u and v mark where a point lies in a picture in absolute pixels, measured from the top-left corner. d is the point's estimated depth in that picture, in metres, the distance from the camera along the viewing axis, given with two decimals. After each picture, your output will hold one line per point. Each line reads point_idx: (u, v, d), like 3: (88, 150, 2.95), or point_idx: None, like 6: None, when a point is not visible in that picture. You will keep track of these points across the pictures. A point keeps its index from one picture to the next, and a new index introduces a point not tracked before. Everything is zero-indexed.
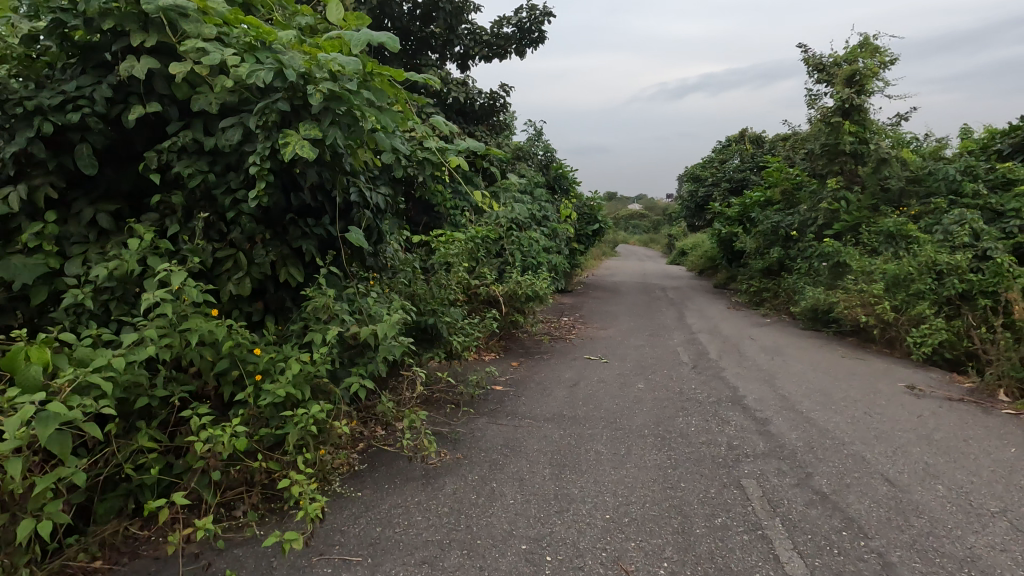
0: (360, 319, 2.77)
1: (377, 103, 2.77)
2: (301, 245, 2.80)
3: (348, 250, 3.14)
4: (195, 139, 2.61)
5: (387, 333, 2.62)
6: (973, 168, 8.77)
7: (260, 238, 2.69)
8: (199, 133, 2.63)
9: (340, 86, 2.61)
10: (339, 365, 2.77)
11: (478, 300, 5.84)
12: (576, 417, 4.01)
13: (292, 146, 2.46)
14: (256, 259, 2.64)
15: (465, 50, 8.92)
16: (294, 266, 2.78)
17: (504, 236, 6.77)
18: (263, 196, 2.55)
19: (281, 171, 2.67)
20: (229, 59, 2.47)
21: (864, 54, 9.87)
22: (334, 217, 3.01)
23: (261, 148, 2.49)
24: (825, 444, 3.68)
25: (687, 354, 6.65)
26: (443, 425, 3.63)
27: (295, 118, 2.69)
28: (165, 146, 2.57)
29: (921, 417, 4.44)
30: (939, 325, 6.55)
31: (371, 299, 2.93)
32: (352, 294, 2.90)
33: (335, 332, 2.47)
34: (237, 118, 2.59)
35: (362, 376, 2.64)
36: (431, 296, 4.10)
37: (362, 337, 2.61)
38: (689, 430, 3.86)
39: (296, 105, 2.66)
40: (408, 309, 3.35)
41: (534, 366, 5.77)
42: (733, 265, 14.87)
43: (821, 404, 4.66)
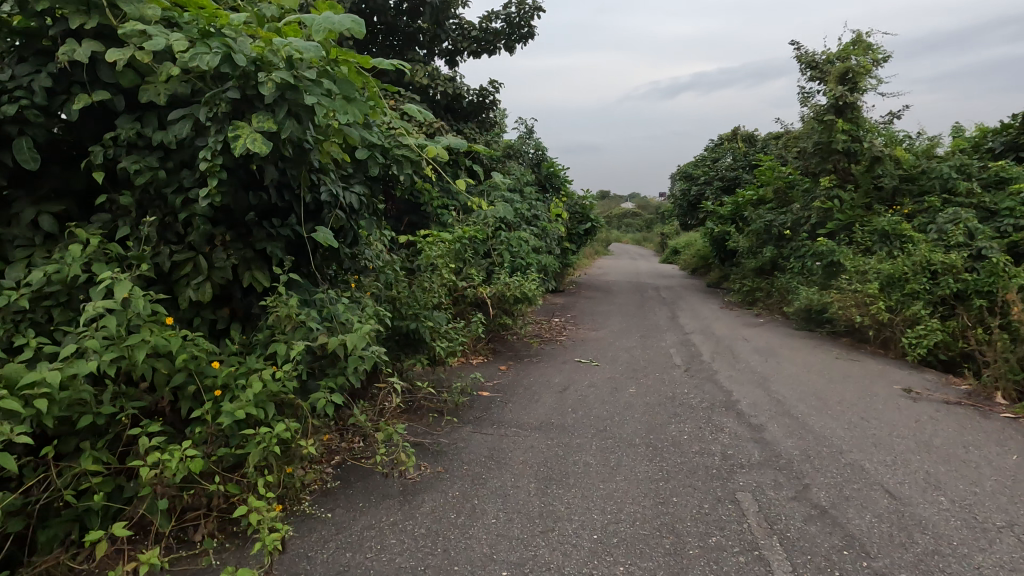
0: (330, 328, 2.60)
1: (341, 93, 2.59)
2: (266, 247, 2.63)
3: (319, 252, 2.96)
4: (141, 132, 2.44)
5: (357, 345, 2.43)
6: (967, 167, 8.69)
7: (220, 240, 2.50)
8: (147, 126, 2.45)
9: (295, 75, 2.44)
10: (309, 376, 2.60)
11: (465, 302, 5.68)
12: (565, 425, 3.86)
13: (242, 140, 2.28)
14: (216, 263, 2.46)
15: (453, 45, 8.73)
16: (259, 270, 2.60)
17: (492, 237, 6.61)
18: (217, 194, 2.37)
19: (238, 167, 2.48)
20: (173, 43, 2.32)
21: (857, 52, 9.77)
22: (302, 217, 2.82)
23: (211, 143, 2.32)
24: (822, 452, 3.54)
25: (679, 355, 6.51)
26: (425, 435, 3.46)
27: (248, 108, 2.49)
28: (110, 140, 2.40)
29: (919, 421, 4.32)
30: (934, 326, 6.46)
31: (343, 305, 2.75)
32: (322, 299, 2.72)
33: (300, 344, 2.29)
34: (187, 110, 2.41)
35: (332, 390, 2.46)
36: (414, 300, 3.93)
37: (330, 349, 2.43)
38: (682, 439, 3.71)
39: (249, 95, 2.46)
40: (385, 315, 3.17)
41: (523, 369, 5.61)
42: (726, 264, 14.78)
43: (817, 409, 4.53)
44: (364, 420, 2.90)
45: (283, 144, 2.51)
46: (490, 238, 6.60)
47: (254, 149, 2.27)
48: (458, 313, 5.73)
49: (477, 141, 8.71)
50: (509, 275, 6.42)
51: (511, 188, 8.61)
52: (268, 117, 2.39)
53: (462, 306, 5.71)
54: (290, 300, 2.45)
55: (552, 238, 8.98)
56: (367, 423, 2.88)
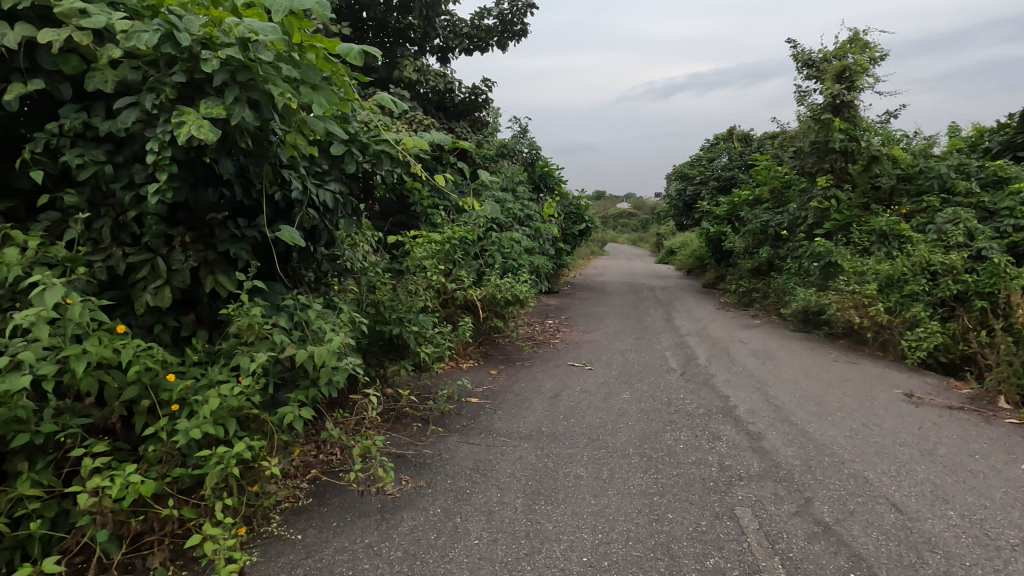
0: (300, 336, 2.44)
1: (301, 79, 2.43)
2: (230, 249, 2.47)
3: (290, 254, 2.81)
4: (87, 123, 2.28)
5: (327, 358, 2.26)
6: (966, 166, 8.59)
7: (178, 241, 2.35)
8: (94, 116, 2.29)
9: (249, 56, 2.28)
10: (279, 389, 2.44)
11: (454, 305, 5.51)
12: (555, 435, 3.70)
13: (186, 127, 2.12)
14: (175, 265, 2.30)
15: (444, 42, 8.56)
16: (222, 274, 2.44)
17: (483, 237, 6.44)
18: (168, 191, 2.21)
19: (190, 161, 2.34)
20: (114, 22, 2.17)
21: (854, 50, 9.66)
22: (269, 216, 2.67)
23: (159, 132, 2.17)
24: (823, 463, 3.40)
25: (675, 359, 6.36)
26: (407, 447, 3.29)
27: (198, 94, 2.36)
28: (52, 130, 2.24)
29: (921, 428, 4.18)
30: (934, 328, 6.33)
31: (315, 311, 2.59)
32: (291, 305, 2.57)
33: (264, 356, 2.12)
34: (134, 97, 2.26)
35: (301, 405, 2.30)
36: (396, 303, 3.76)
37: (298, 362, 2.25)
38: (677, 448, 3.56)
39: (197, 79, 2.33)
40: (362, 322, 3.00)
41: (515, 374, 5.45)
42: (722, 264, 14.66)
43: (816, 415, 4.39)
44: (339, 432, 2.74)
45: (238, 133, 2.36)
46: (481, 239, 6.44)
47: (201, 137, 2.11)
48: (447, 316, 5.57)
49: (469, 140, 8.55)
50: (501, 276, 6.26)
51: (504, 187, 8.45)
52: (218, 103, 2.24)
53: (450, 309, 5.55)
54: (255, 308, 2.28)
55: (546, 239, 8.82)
56: (343, 436, 2.72)
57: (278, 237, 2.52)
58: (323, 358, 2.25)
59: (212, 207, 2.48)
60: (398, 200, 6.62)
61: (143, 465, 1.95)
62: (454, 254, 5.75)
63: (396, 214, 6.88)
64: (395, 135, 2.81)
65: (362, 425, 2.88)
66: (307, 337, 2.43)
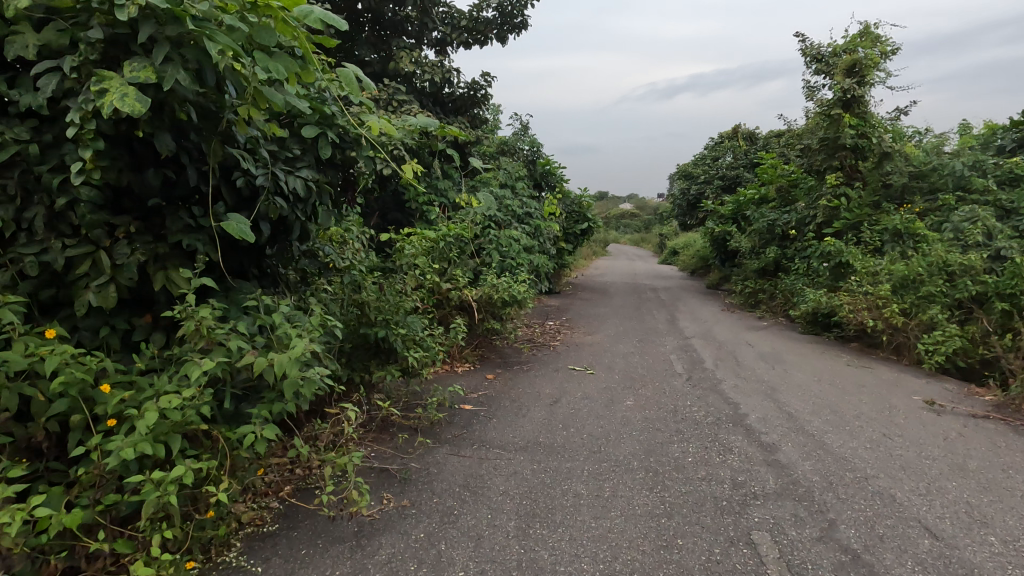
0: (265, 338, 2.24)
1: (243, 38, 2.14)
2: (182, 241, 2.29)
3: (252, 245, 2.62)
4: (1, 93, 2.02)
5: (289, 369, 1.99)
6: (982, 163, 8.30)
7: (122, 231, 2.16)
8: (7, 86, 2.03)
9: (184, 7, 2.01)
10: (241, 400, 2.20)
11: (449, 306, 5.25)
12: (553, 446, 3.43)
13: (110, 98, 1.91)
14: (118, 258, 2.11)
15: (442, 35, 8.30)
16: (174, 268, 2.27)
17: (480, 235, 6.18)
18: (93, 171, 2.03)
19: (119, 137, 2.14)
20: None
21: (865, 44, 9.38)
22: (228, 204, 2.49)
23: (80, 102, 1.96)
24: (845, 479, 3.12)
25: (680, 362, 6.08)
26: (392, 460, 3.03)
27: (123, 55, 2.14)
28: None
29: (947, 438, 3.90)
30: (953, 331, 6.05)
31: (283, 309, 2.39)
32: (250, 305, 2.37)
33: (213, 365, 1.85)
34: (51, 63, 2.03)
35: (264, 420, 2.06)
36: (382, 304, 3.51)
37: (256, 372, 1.98)
38: (685, 462, 3.29)
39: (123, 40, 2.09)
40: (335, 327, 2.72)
41: (512, 379, 5.18)
42: (727, 265, 14.37)
43: (833, 424, 4.11)
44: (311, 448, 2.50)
45: (175, 101, 2.12)
46: (478, 236, 6.17)
47: (127, 109, 1.91)
48: (441, 317, 5.32)
49: (468, 135, 8.28)
50: (499, 275, 5.99)
51: (503, 184, 8.19)
52: (146, 65, 2.01)
53: (445, 310, 5.29)
54: (204, 308, 2.04)
55: (546, 238, 8.54)
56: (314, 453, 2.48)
57: (225, 228, 2.26)
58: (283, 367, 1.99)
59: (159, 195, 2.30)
60: (392, 196, 6.39)
61: (74, 490, 1.73)
62: (449, 253, 5.50)
63: (390, 210, 6.63)
64: (372, 115, 2.55)
65: (339, 437, 2.66)
66: (271, 338, 2.22)
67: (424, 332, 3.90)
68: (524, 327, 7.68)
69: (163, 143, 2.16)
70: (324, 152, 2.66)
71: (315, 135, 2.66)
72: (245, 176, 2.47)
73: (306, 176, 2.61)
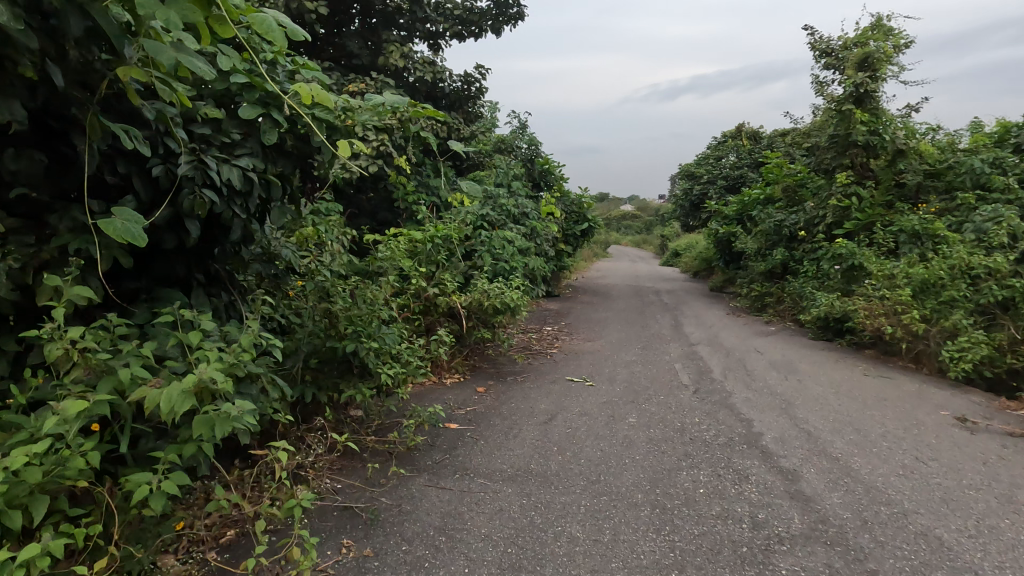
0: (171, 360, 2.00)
1: None
2: (67, 244, 1.99)
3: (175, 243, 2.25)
4: None
5: (178, 408, 1.72)
6: (1002, 161, 7.90)
7: None
8: None
9: None
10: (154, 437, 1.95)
11: (436, 312, 4.87)
12: (546, 474, 3.04)
13: None
14: None
15: (434, 26, 7.91)
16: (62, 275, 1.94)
17: (471, 236, 5.75)
18: None
19: None
20: None
21: (877, 36, 8.99)
22: (147, 204, 2.20)
23: None
24: (880, 516, 2.71)
25: (686, 373, 5.67)
26: (359, 496, 2.63)
27: None
28: None
29: (988, 463, 3.50)
30: (978, 338, 5.65)
31: (203, 324, 2.07)
32: (164, 328, 2.07)
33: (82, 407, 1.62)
34: None
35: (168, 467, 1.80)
36: (351, 316, 3.11)
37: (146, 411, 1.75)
38: (696, 494, 2.89)
39: None
40: (272, 342, 2.33)
41: (505, 393, 4.77)
42: (732, 266, 13.95)
43: (858, 445, 3.71)
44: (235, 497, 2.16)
45: (18, 54, 1.65)
46: (469, 238, 5.75)
47: None
48: (428, 325, 4.92)
49: (462, 131, 7.87)
50: (491, 280, 5.57)
51: (498, 183, 7.77)
52: None
53: (432, 318, 4.90)
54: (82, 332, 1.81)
55: (544, 240, 8.13)
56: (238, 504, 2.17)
57: (104, 227, 1.91)
58: (173, 403, 1.72)
59: (48, 185, 2.03)
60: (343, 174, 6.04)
61: None
62: (434, 256, 5.10)
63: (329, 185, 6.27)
64: (303, 86, 2.09)
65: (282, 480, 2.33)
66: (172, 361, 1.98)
67: (403, 345, 3.49)
68: (520, 334, 7.27)
69: (6, 110, 1.73)
70: (268, 138, 2.24)
71: (256, 116, 2.22)
72: (161, 169, 2.12)
73: (243, 165, 2.20)
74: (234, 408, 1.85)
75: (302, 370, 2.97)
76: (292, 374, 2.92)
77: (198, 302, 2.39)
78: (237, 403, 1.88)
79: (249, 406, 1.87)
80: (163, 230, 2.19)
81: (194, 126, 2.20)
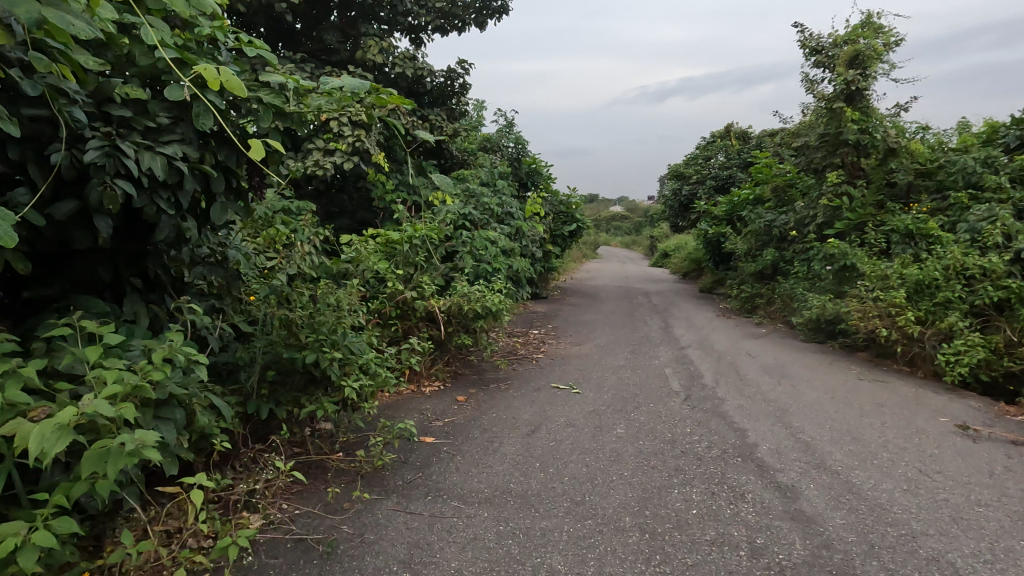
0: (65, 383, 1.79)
1: None
2: None
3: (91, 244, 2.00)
4: None
5: (50, 452, 1.50)
6: (993, 159, 7.79)
7: None
8: None
9: None
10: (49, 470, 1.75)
11: (414, 317, 4.63)
12: (526, 494, 2.80)
13: None
14: None
15: (416, 20, 7.64)
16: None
17: (450, 236, 5.49)
18: None
19: None
20: None
21: (867, 34, 8.87)
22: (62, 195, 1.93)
23: None
24: (888, 539, 2.50)
25: (676, 378, 5.45)
26: (317, 525, 2.36)
27: None
28: None
29: (995, 474, 3.31)
30: (975, 341, 5.50)
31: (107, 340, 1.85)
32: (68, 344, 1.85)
33: None
34: None
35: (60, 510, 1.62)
36: (311, 324, 2.85)
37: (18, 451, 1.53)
38: (688, 515, 2.66)
39: None
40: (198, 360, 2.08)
41: (486, 402, 4.52)
42: (721, 267, 13.82)
43: (858, 457, 3.52)
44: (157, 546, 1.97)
45: None
46: (449, 238, 5.49)
47: None
48: (404, 330, 4.66)
49: (445, 128, 7.60)
50: (471, 283, 5.32)
51: (482, 181, 7.52)
52: None
53: (409, 322, 4.64)
54: None
55: (530, 241, 7.89)
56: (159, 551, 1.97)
57: None
58: (44, 445, 1.50)
59: None
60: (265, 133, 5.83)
61: None
62: (411, 257, 4.84)
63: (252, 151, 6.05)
64: (223, 72, 1.90)
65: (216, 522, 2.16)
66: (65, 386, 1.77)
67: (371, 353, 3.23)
68: (506, 338, 7.02)
69: None
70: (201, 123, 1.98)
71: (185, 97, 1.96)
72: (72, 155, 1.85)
73: (169, 153, 1.93)
74: (131, 440, 1.63)
75: (258, 384, 2.71)
76: (246, 389, 2.67)
77: (124, 314, 2.14)
78: (135, 434, 1.66)
79: (150, 439, 1.66)
80: (76, 226, 1.95)
81: (112, 108, 1.92)
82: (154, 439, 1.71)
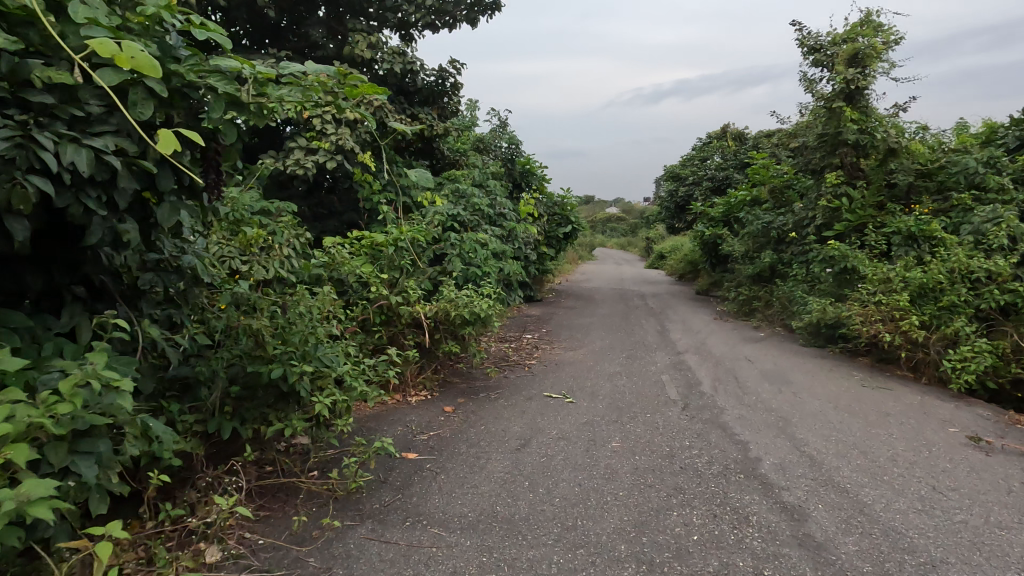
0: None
1: None
2: None
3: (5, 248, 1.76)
4: None
5: None
6: (996, 159, 7.64)
7: None
8: None
9: None
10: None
11: (399, 324, 4.43)
12: (513, 519, 2.59)
13: None
14: None
15: (405, 16, 7.42)
16: None
17: (438, 238, 5.28)
18: None
19: None
20: None
21: (867, 32, 8.71)
22: None
23: None
24: (905, 569, 2.31)
25: (674, 386, 5.25)
26: (279, 559, 2.16)
27: None
28: None
29: (1013, 492, 3.12)
30: (982, 347, 5.33)
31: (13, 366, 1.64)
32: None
33: None
34: None
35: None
36: (279, 335, 2.63)
37: None
38: (689, 541, 2.46)
39: None
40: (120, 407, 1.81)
41: (475, 413, 4.31)
42: (718, 269, 13.65)
43: (867, 474, 3.32)
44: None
45: None
46: (437, 241, 5.27)
47: None
48: (388, 338, 4.45)
49: (435, 127, 7.39)
50: (460, 287, 5.11)
51: (474, 182, 7.30)
52: None
53: (393, 330, 4.44)
54: None
55: (523, 243, 7.68)
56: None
57: None
58: None
59: None
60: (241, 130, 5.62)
61: None
62: (396, 261, 4.63)
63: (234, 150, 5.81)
64: (127, 45, 1.67)
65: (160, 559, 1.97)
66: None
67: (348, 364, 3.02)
68: (498, 344, 6.82)
69: None
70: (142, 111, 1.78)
71: (120, 80, 1.76)
72: None
73: (97, 146, 1.72)
74: (12, 499, 1.45)
75: (220, 401, 2.50)
76: (206, 406, 2.46)
77: (46, 325, 1.92)
78: (20, 489, 1.48)
79: (36, 493, 1.48)
80: None
81: (31, 93, 1.68)
82: (45, 492, 1.51)
